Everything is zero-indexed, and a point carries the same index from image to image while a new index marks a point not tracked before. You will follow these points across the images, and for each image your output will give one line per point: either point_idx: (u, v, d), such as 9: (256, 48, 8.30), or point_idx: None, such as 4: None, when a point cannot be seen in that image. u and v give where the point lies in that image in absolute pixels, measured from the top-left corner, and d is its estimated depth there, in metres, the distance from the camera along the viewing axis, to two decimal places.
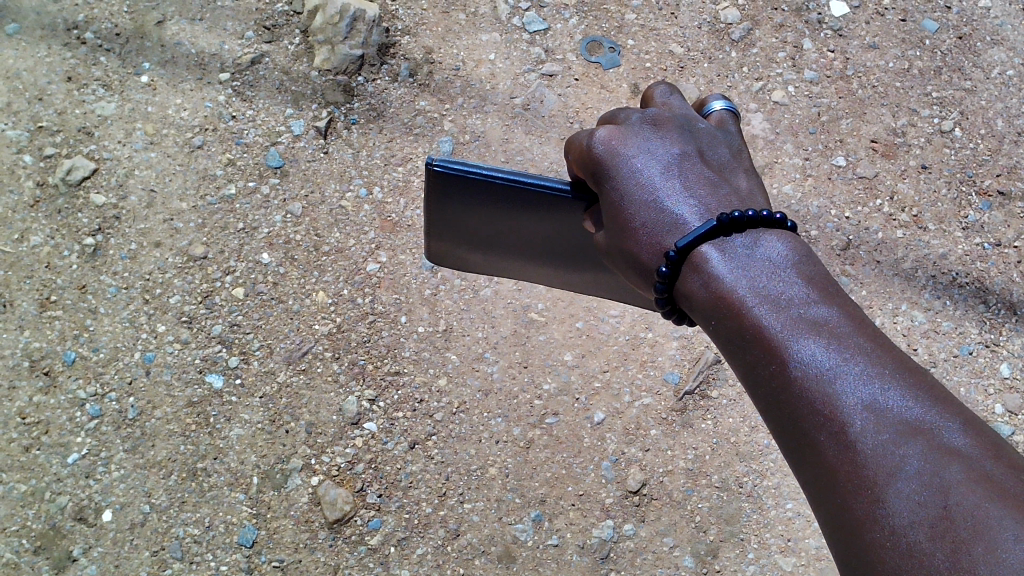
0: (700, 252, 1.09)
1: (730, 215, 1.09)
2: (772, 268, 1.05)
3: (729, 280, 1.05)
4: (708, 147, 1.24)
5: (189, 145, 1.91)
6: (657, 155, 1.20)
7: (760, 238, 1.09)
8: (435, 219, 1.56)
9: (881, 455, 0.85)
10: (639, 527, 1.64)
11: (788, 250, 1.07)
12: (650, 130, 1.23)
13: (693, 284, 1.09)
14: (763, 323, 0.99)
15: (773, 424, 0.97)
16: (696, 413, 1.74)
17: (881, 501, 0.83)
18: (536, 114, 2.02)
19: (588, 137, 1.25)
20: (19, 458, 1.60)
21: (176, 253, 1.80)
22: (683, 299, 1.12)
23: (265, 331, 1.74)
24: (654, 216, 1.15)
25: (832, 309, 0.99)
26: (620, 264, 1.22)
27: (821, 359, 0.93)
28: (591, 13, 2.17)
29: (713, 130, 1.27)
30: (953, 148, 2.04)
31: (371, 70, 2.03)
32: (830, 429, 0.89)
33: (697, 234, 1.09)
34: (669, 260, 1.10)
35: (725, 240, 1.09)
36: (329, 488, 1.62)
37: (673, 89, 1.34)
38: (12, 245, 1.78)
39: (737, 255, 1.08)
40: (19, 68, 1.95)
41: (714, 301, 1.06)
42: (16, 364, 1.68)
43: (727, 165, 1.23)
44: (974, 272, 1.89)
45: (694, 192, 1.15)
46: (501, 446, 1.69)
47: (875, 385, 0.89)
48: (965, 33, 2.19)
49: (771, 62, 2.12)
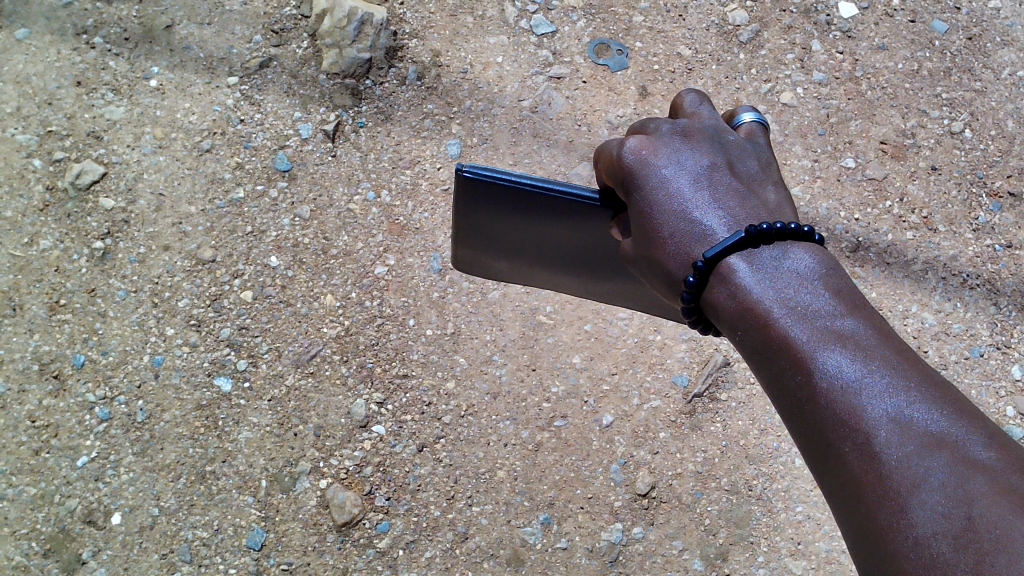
0: (727, 263, 1.07)
1: (758, 226, 1.07)
2: (799, 279, 1.03)
3: (754, 290, 1.04)
4: (738, 159, 1.21)
5: (198, 149, 1.91)
6: (686, 166, 1.17)
7: (787, 251, 1.07)
8: (463, 226, 1.57)
9: (906, 466, 0.84)
10: (648, 531, 1.63)
11: (814, 262, 1.05)
12: (680, 141, 1.21)
13: (720, 294, 1.07)
14: (788, 334, 0.98)
15: (798, 434, 0.97)
16: (705, 416, 1.74)
17: (904, 511, 0.82)
18: (544, 117, 2.02)
19: (618, 146, 1.23)
20: (28, 460, 1.61)
21: (185, 256, 1.80)
22: (710, 309, 1.10)
23: (274, 334, 1.75)
24: (683, 226, 1.13)
25: (859, 321, 0.98)
26: (647, 272, 1.21)
27: (847, 370, 0.92)
28: (599, 16, 2.17)
29: (743, 142, 1.24)
30: (963, 149, 2.03)
31: (379, 73, 2.03)
32: (855, 440, 0.89)
33: (726, 245, 1.07)
34: (697, 270, 1.09)
35: (753, 251, 1.08)
36: (337, 490, 1.61)
37: (703, 99, 1.31)
38: (22, 248, 1.79)
39: (764, 266, 1.06)
40: (29, 73, 1.95)
41: (740, 312, 1.05)
42: (26, 368, 1.68)
43: (756, 178, 1.20)
44: (985, 274, 1.88)
45: (723, 204, 1.13)
46: (509, 449, 1.69)
47: (900, 397, 0.89)
48: (974, 34, 2.18)
49: (780, 64, 2.12)
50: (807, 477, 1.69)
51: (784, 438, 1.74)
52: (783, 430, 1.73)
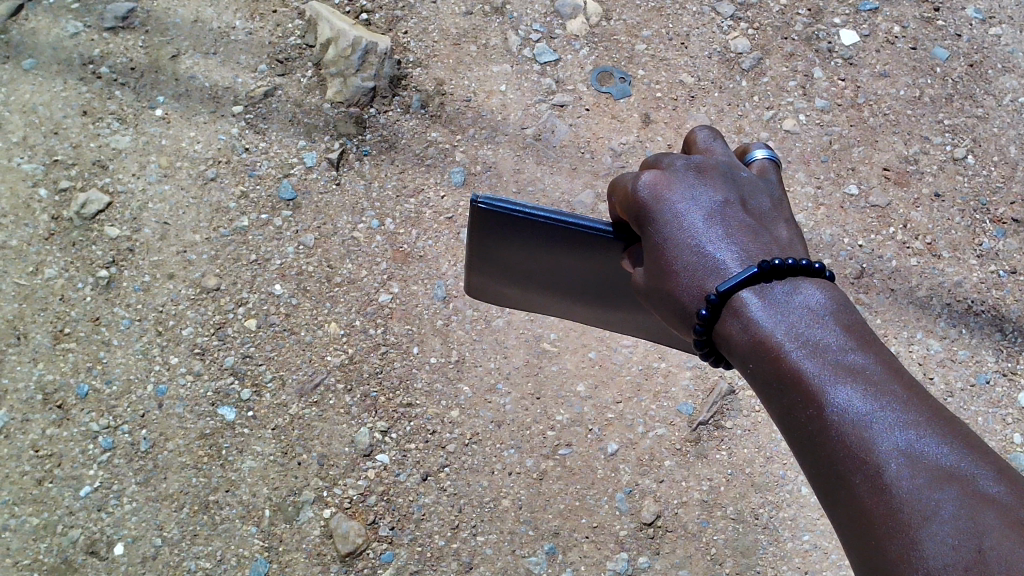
0: (740, 297, 1.07)
1: (771, 261, 1.07)
2: (810, 314, 1.03)
3: (766, 324, 1.04)
4: (750, 195, 1.21)
5: (202, 178, 1.92)
6: (700, 200, 1.17)
7: (799, 286, 1.07)
8: (476, 254, 1.57)
9: (917, 498, 0.84)
10: (654, 560, 1.62)
11: (824, 297, 1.05)
12: (694, 175, 1.21)
13: (732, 328, 1.07)
14: (800, 367, 0.98)
15: (808, 467, 0.96)
16: (710, 444, 1.73)
17: (915, 543, 0.82)
18: (548, 144, 2.03)
19: (633, 180, 1.23)
20: (32, 491, 1.60)
21: (189, 285, 1.81)
22: (722, 342, 1.10)
23: (278, 363, 1.74)
24: (695, 259, 1.13)
25: (869, 356, 0.97)
26: (657, 304, 1.20)
27: (858, 405, 0.92)
28: (602, 44, 2.18)
29: (756, 178, 1.24)
30: (966, 175, 2.03)
31: (383, 102, 2.04)
32: (866, 472, 0.88)
33: (739, 279, 1.07)
34: (710, 302, 1.09)
35: (765, 286, 1.07)
36: (341, 520, 1.61)
37: (716, 134, 1.31)
38: (27, 277, 1.79)
39: (775, 300, 1.06)
40: (35, 102, 1.97)
41: (752, 345, 1.04)
42: (30, 398, 1.68)
43: (767, 215, 1.20)
44: (990, 300, 1.88)
45: (736, 240, 1.13)
46: (513, 478, 1.68)
47: (911, 431, 0.88)
48: (975, 61, 2.19)
49: (782, 91, 2.13)
50: (814, 505, 1.68)
51: (790, 466, 1.73)
52: (789, 458, 1.72)
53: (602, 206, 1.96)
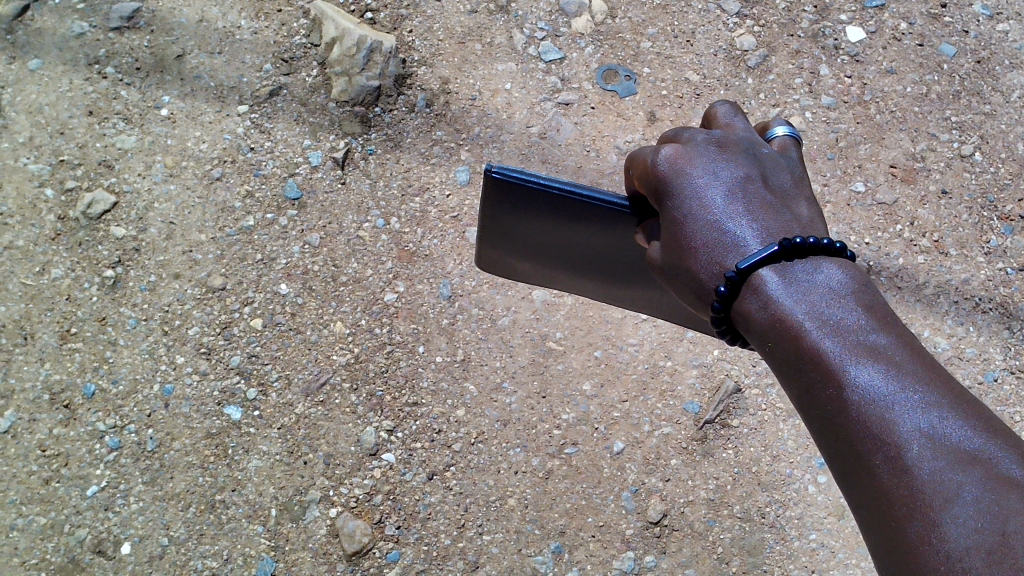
0: (760, 275, 1.06)
1: (792, 240, 1.06)
2: (831, 293, 1.02)
3: (786, 303, 1.03)
4: (771, 171, 1.19)
5: (208, 177, 1.92)
6: (721, 176, 1.16)
7: (820, 265, 1.05)
8: (490, 227, 1.57)
9: (938, 480, 0.83)
10: (660, 559, 1.62)
11: (846, 276, 1.04)
12: (715, 150, 1.18)
13: (751, 305, 1.06)
14: (820, 346, 0.97)
15: (827, 447, 0.95)
16: (716, 443, 1.73)
17: (936, 525, 0.81)
18: (553, 143, 2.02)
19: (652, 154, 1.21)
20: (39, 490, 1.60)
21: (195, 284, 1.81)
22: (740, 320, 1.09)
23: (284, 362, 1.75)
24: (715, 236, 1.11)
25: (890, 336, 0.96)
26: (674, 280, 1.19)
27: (879, 385, 0.90)
28: (607, 42, 2.17)
29: (777, 155, 1.22)
30: (974, 172, 2.02)
31: (388, 101, 2.04)
32: (886, 453, 0.87)
33: (761, 257, 1.05)
34: (729, 279, 1.07)
35: (786, 264, 1.06)
36: (347, 519, 1.61)
37: (737, 110, 1.29)
38: (34, 277, 1.79)
39: (796, 279, 1.04)
40: (41, 103, 1.97)
41: (771, 324, 1.03)
42: (37, 398, 1.68)
43: (789, 192, 1.18)
44: (998, 298, 1.87)
45: (756, 217, 1.12)
46: (519, 477, 1.68)
47: (933, 412, 0.87)
48: (983, 57, 2.18)
49: (788, 88, 2.12)
50: (821, 504, 1.68)
51: (797, 464, 1.72)
52: (796, 457, 1.72)
53: None
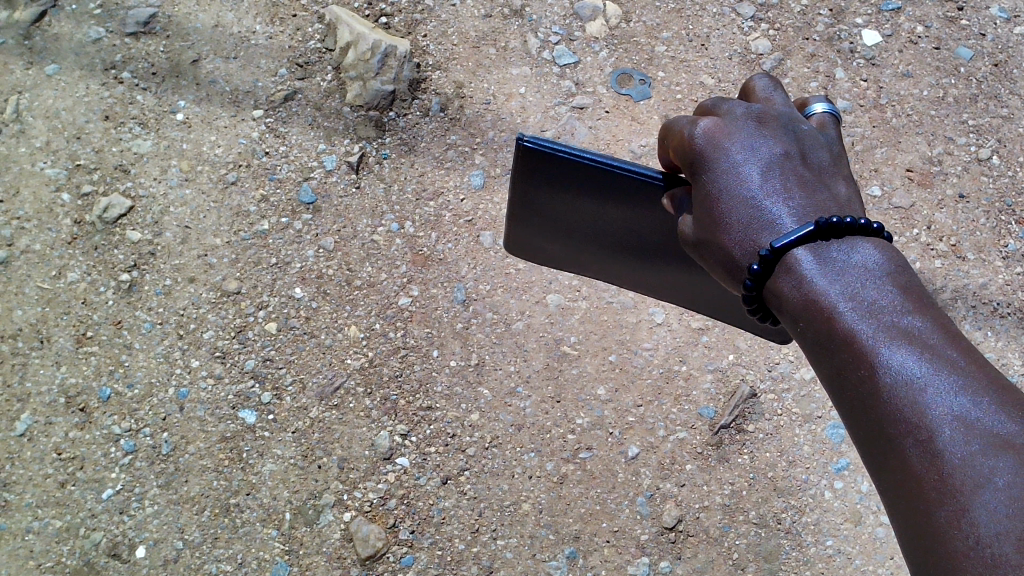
0: (795, 254, 1.05)
1: (829, 219, 1.04)
2: (866, 274, 1.00)
3: (820, 284, 1.01)
4: (810, 149, 1.17)
5: (223, 181, 1.92)
6: (758, 152, 1.14)
7: (856, 246, 1.04)
8: (519, 201, 1.59)
9: (970, 466, 0.82)
10: (675, 565, 1.62)
11: (882, 258, 1.02)
12: (754, 125, 1.17)
13: (785, 286, 1.05)
14: (853, 328, 0.96)
15: (856, 427, 0.94)
16: (732, 448, 1.72)
17: (966, 509, 0.80)
18: (567, 146, 2.02)
19: (689, 127, 1.20)
20: (55, 493, 1.61)
21: (210, 288, 1.81)
22: (773, 298, 1.07)
23: (298, 366, 1.75)
24: (751, 213, 1.10)
25: (925, 318, 0.94)
26: (706, 256, 1.18)
27: (913, 367, 0.89)
28: (621, 46, 2.17)
29: (816, 133, 1.20)
30: (991, 176, 2.01)
31: (403, 105, 2.04)
32: (918, 436, 0.86)
33: (797, 236, 1.04)
34: (763, 256, 1.06)
35: (822, 245, 1.04)
36: (361, 524, 1.61)
37: (776, 84, 1.27)
38: (50, 281, 1.80)
39: (830, 260, 1.03)
40: (58, 108, 1.98)
41: (804, 305, 1.02)
42: (53, 401, 1.69)
43: (827, 170, 1.16)
44: (1016, 302, 1.86)
45: (793, 194, 1.10)
46: (534, 482, 1.67)
47: (966, 396, 0.86)
48: (1000, 60, 2.16)
49: (803, 92, 2.11)
50: (838, 510, 1.67)
51: (814, 470, 1.71)
52: (813, 462, 1.71)
53: None
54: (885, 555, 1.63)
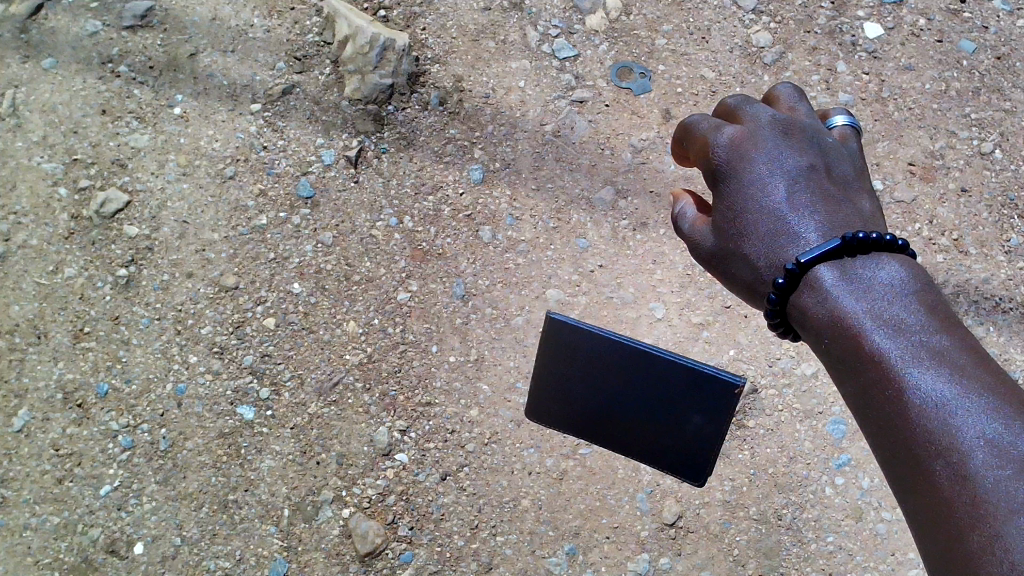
0: (820, 271, 1.01)
1: (856, 235, 1.00)
2: (894, 294, 0.96)
3: (847, 304, 0.97)
4: (835, 161, 1.12)
5: (221, 176, 1.91)
6: (783, 163, 1.10)
7: (883, 264, 0.99)
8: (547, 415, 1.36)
9: (1003, 491, 0.77)
10: (675, 561, 1.61)
11: (908, 274, 0.98)
12: (779, 134, 1.12)
13: (810, 304, 1.01)
14: (881, 348, 0.91)
15: (881, 451, 0.89)
16: (733, 444, 1.72)
17: (999, 537, 0.75)
18: (567, 141, 2.01)
19: (709, 134, 1.14)
20: (53, 490, 1.61)
21: (208, 283, 1.80)
22: (798, 317, 1.03)
23: (297, 362, 1.74)
24: (776, 232, 1.07)
25: (955, 338, 0.90)
26: (725, 270, 1.13)
27: (942, 387, 0.85)
28: (622, 39, 2.15)
29: (840, 146, 1.15)
30: (993, 170, 2.00)
31: (402, 99, 2.03)
32: (948, 460, 0.81)
33: (823, 251, 1.00)
34: (788, 272, 1.02)
35: (849, 262, 1.01)
36: (360, 520, 1.60)
37: (800, 93, 1.20)
38: (47, 276, 1.79)
39: (858, 278, 0.99)
40: (55, 102, 1.96)
41: (831, 325, 0.98)
42: (50, 397, 1.68)
43: (853, 183, 1.11)
44: (1018, 298, 1.85)
45: (818, 209, 1.07)
46: (533, 478, 1.67)
47: (998, 417, 0.81)
48: (1003, 53, 2.15)
49: (804, 86, 2.09)
50: (840, 506, 1.66)
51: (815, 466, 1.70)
52: (814, 458, 1.70)
53: (622, 203, 1.94)
54: (887, 551, 1.62)
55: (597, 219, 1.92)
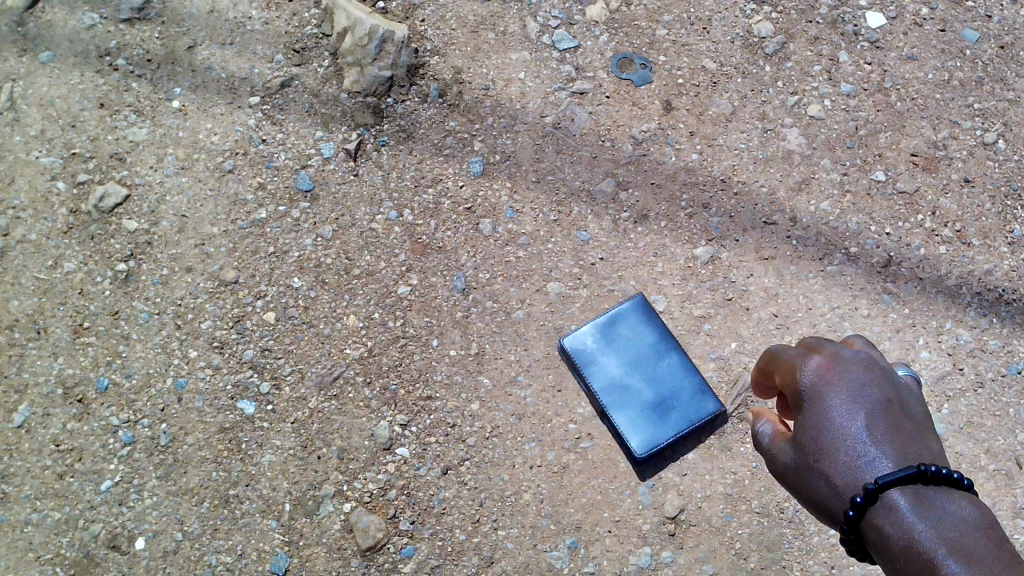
0: (893, 497, 0.89)
1: (931, 468, 0.89)
2: (965, 523, 0.85)
3: (920, 532, 0.85)
4: (910, 399, 1.01)
5: (220, 169, 1.90)
6: (864, 394, 0.98)
7: (953, 498, 0.88)
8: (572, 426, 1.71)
9: None
10: (677, 555, 1.62)
11: (983, 512, 0.86)
12: (863, 369, 1.01)
13: (886, 531, 0.88)
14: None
15: None
16: (734, 437, 1.72)
17: None
18: (567, 132, 2.00)
19: (795, 371, 1.04)
20: (53, 485, 1.60)
21: (207, 278, 1.79)
22: (874, 548, 0.90)
23: (297, 356, 1.74)
24: (857, 464, 0.94)
25: None
26: (805, 487, 1.00)
27: None
28: (622, 30, 2.12)
29: (916, 396, 1.04)
30: (996, 161, 1.98)
31: (401, 91, 2.01)
32: None
33: (899, 476, 0.89)
34: (865, 495, 0.90)
35: (923, 491, 0.89)
36: (361, 515, 1.61)
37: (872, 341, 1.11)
38: (46, 271, 1.78)
39: (931, 506, 0.87)
40: (52, 96, 1.95)
41: (903, 555, 0.86)
42: (50, 392, 1.68)
43: (928, 427, 1.00)
44: (1021, 289, 1.85)
45: (900, 447, 0.94)
46: (534, 471, 1.67)
47: None
48: (1006, 42, 2.13)
49: (806, 76, 2.07)
50: None
51: None
52: None
53: (623, 195, 1.93)
54: None
55: (597, 211, 1.91)
